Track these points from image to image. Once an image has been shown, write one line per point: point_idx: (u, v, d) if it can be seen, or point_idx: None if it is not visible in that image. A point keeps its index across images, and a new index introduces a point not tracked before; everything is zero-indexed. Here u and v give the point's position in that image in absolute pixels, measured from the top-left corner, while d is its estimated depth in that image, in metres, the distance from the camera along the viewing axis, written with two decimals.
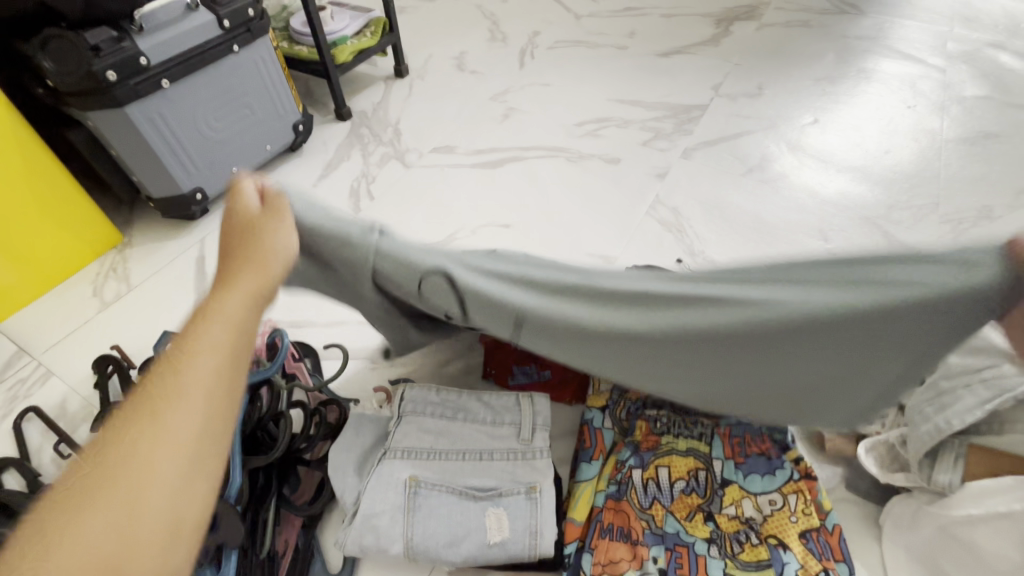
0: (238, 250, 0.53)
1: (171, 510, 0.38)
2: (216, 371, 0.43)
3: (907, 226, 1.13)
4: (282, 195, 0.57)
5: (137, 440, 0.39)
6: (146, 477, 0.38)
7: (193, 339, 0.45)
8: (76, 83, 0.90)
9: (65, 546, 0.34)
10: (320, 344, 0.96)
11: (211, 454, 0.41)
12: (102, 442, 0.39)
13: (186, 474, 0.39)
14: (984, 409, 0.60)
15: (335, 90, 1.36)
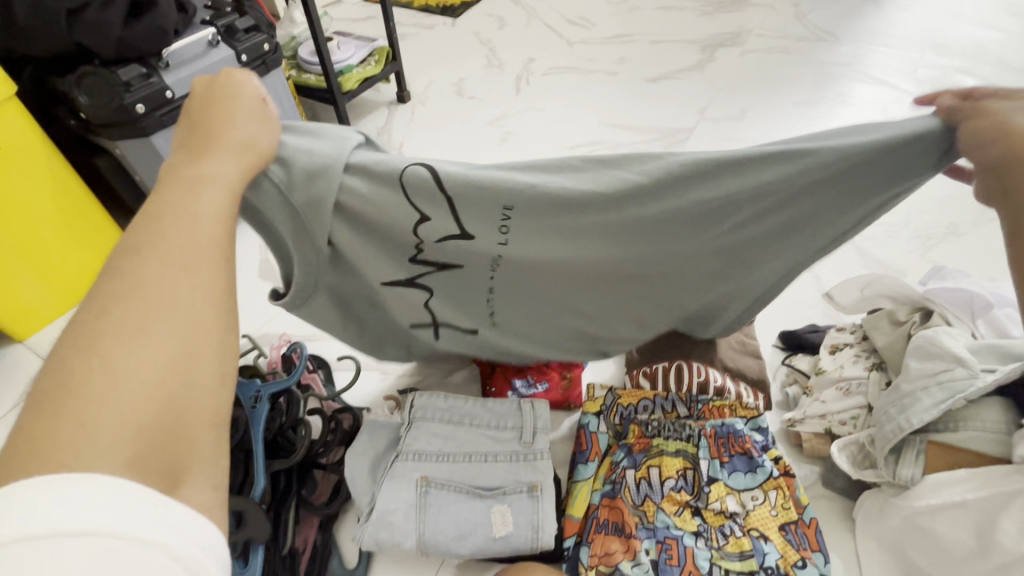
0: (208, 125, 0.48)
1: (217, 370, 0.38)
2: (221, 242, 0.42)
3: (879, 241, 1.22)
4: (247, 82, 0.52)
5: (168, 291, 0.37)
6: (187, 333, 0.36)
7: (189, 206, 0.42)
8: (105, 115, 0.96)
9: (113, 404, 0.32)
10: (333, 355, 1.02)
11: (223, 329, 0.39)
12: (109, 298, 0.36)
13: (210, 350, 0.38)
14: (939, 409, 0.67)
15: (343, 116, 1.44)
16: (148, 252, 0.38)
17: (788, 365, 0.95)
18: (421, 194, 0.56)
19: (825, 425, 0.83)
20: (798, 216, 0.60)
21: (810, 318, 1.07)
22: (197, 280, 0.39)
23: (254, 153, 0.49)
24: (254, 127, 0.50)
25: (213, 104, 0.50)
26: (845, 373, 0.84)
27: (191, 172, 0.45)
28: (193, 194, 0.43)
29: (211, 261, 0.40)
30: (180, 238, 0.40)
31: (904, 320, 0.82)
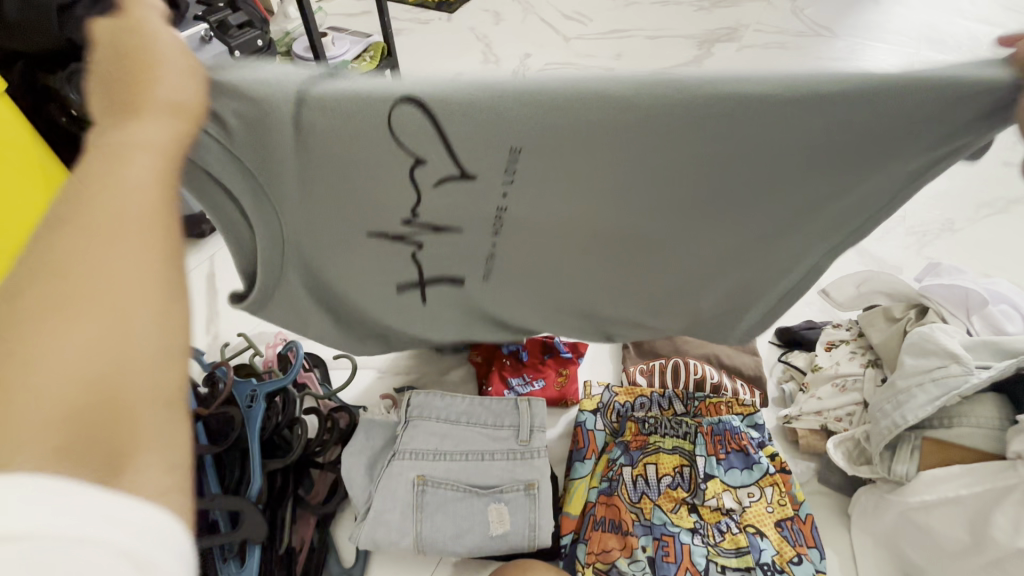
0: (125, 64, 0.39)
1: (160, 343, 0.31)
2: (162, 198, 0.35)
3: (875, 237, 1.22)
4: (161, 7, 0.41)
5: (93, 259, 0.31)
6: (115, 304, 0.30)
7: (120, 164, 0.35)
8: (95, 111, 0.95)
9: (29, 395, 0.26)
10: (329, 354, 1.02)
11: (168, 295, 0.33)
12: (24, 275, 0.30)
13: (150, 323, 0.31)
14: (934, 405, 0.68)
15: None
16: (71, 218, 0.32)
17: (784, 361, 0.96)
18: (409, 129, 0.46)
19: (821, 422, 0.83)
20: (863, 168, 0.48)
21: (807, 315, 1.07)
22: (129, 243, 0.32)
23: (188, 99, 0.40)
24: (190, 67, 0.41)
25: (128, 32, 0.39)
26: (841, 370, 0.85)
27: (119, 125, 0.37)
28: (127, 147, 0.36)
29: (149, 220, 0.34)
30: (107, 198, 0.33)
31: (900, 317, 0.82)
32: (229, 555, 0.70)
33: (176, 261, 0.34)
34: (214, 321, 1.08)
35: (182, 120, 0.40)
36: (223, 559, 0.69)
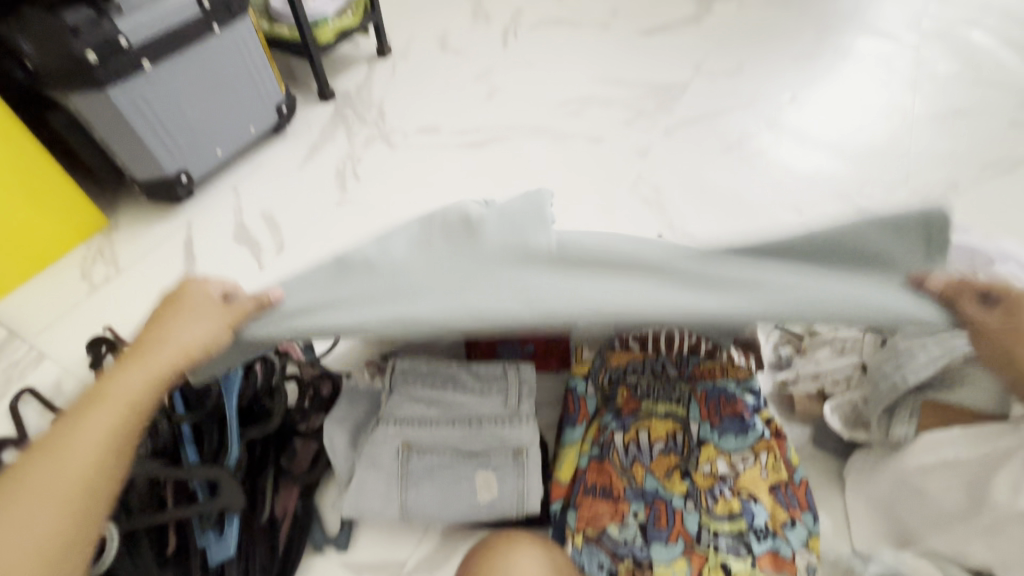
0: (167, 316, 0.56)
1: (41, 550, 0.48)
2: (97, 444, 0.51)
3: (877, 199, 1.19)
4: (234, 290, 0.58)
5: (40, 486, 0.49)
6: (27, 522, 0.48)
7: (94, 405, 0.52)
8: (62, 64, 0.92)
9: None
10: (312, 321, 0.99)
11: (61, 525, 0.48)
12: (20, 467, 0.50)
13: (37, 542, 0.47)
14: (937, 367, 0.66)
15: (318, 71, 1.35)
16: (53, 443, 0.51)
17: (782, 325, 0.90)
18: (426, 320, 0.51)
19: (818, 386, 0.81)
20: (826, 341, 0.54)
21: None
22: (64, 480, 0.49)
23: (178, 360, 0.53)
24: (199, 323, 0.54)
25: (177, 304, 0.56)
26: (840, 333, 0.82)
27: (119, 366, 0.54)
28: (105, 384, 0.53)
29: (79, 463, 0.50)
30: (68, 442, 0.51)
31: None
32: (207, 525, 0.67)
33: (87, 495, 0.50)
34: (193, 288, 1.04)
35: (156, 376, 0.53)
36: (200, 528, 0.66)
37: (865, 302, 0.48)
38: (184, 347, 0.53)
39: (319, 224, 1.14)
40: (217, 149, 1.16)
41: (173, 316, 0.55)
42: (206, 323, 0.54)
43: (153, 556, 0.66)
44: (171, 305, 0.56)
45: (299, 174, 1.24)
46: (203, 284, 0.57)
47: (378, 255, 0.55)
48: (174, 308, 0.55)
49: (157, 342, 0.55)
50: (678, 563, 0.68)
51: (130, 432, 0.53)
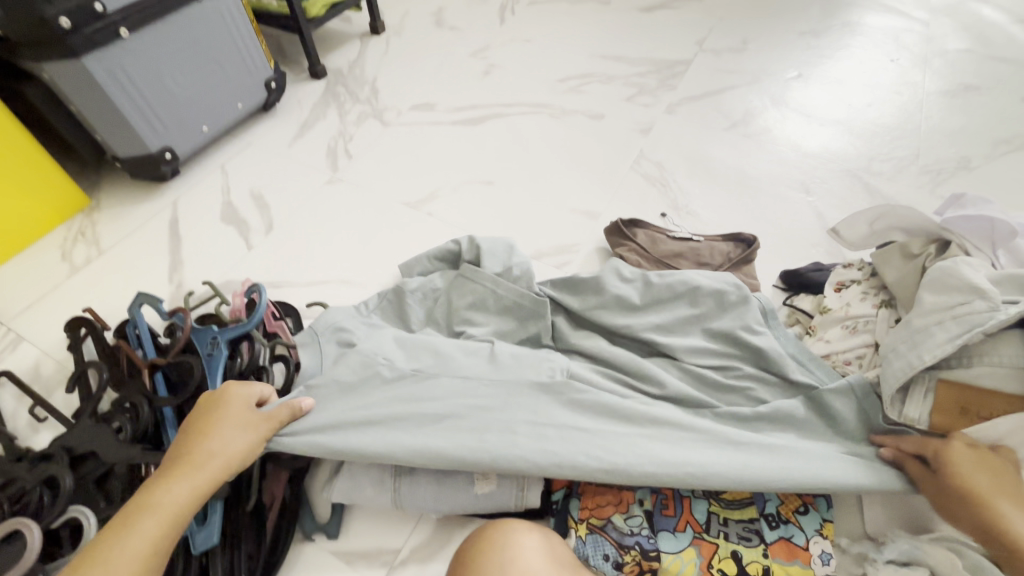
0: (210, 423, 0.61)
1: None
2: (154, 543, 0.53)
3: (887, 176, 1.15)
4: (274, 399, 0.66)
5: None
6: None
7: (147, 506, 0.54)
8: (31, 31, 0.86)
9: None
10: (302, 303, 0.95)
11: None
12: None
13: None
14: (955, 343, 0.62)
15: (308, 46, 1.30)
16: (103, 545, 0.51)
17: (790, 306, 0.90)
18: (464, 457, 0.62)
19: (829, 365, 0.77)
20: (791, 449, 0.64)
21: (814, 258, 1.02)
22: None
23: (229, 464, 0.59)
24: (249, 434, 0.61)
25: (223, 412, 0.62)
26: (851, 311, 0.79)
27: (165, 474, 0.57)
28: (154, 488, 0.56)
29: (136, 562, 0.51)
30: (121, 544, 0.51)
31: (917, 253, 0.76)
32: (190, 513, 0.63)
33: None
34: (178, 269, 1.00)
35: (208, 482, 0.57)
36: None
37: (792, 470, 0.63)
38: (238, 456, 0.60)
39: (310, 203, 1.10)
40: (203, 125, 1.12)
41: (218, 421, 0.61)
42: (257, 435, 0.62)
43: None
44: (213, 412, 0.62)
45: (288, 153, 1.19)
46: (247, 390, 0.65)
47: (405, 414, 0.65)
48: (223, 417, 0.62)
49: (202, 449, 0.59)
50: (686, 552, 0.64)
51: (171, 545, 0.54)
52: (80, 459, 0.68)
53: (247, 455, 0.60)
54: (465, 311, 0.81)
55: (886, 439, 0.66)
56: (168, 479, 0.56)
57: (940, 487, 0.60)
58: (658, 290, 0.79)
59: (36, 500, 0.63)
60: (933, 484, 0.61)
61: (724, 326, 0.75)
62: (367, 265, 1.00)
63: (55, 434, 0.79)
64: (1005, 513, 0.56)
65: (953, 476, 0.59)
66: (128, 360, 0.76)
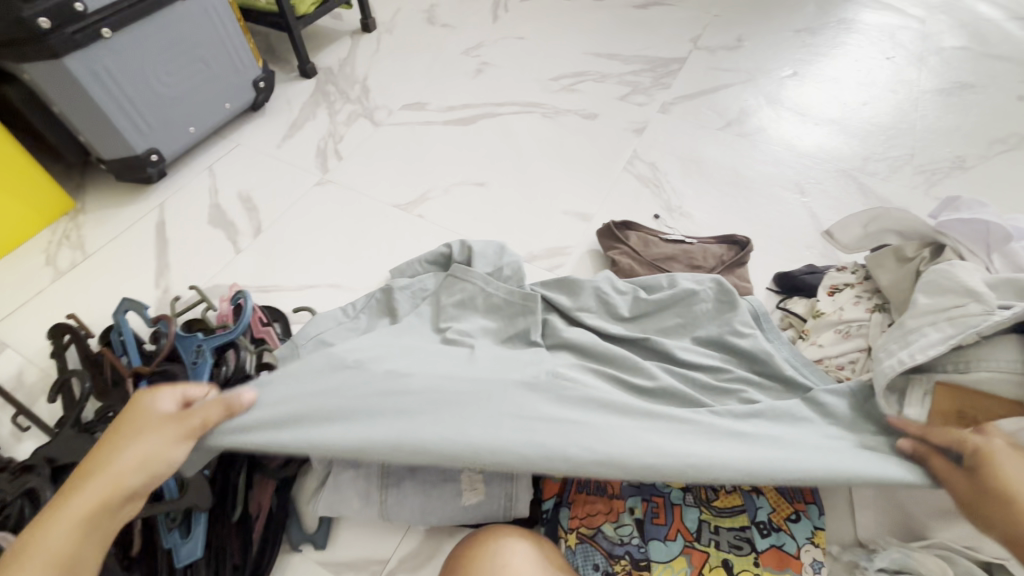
0: (110, 440, 0.53)
1: None
2: None
3: (882, 176, 1.14)
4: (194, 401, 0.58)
5: None
6: None
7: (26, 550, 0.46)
8: (7, 31, 0.84)
9: None
10: (290, 307, 0.94)
11: None
12: None
13: None
14: (946, 343, 0.61)
15: (298, 45, 1.28)
16: None
17: (783, 309, 0.90)
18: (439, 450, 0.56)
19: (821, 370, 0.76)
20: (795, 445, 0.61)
21: (808, 260, 1.01)
22: None
23: (132, 485, 0.51)
24: (152, 445, 0.53)
25: (123, 428, 0.53)
26: (845, 316, 0.79)
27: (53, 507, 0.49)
28: (36, 528, 0.48)
29: None
30: None
31: (912, 256, 0.75)
32: (174, 524, 0.62)
33: None
34: (164, 274, 0.98)
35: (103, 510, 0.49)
36: (166, 528, 0.61)
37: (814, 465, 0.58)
38: (135, 473, 0.51)
39: (299, 205, 1.09)
40: (190, 127, 1.10)
41: (116, 441, 0.52)
42: (168, 447, 0.53)
43: (115, 557, 0.61)
44: (117, 427, 0.54)
45: (277, 154, 1.18)
46: (153, 397, 0.56)
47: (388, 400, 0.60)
48: (123, 433, 0.53)
49: (94, 474, 0.50)
50: (677, 562, 0.64)
51: None
52: (62, 471, 0.66)
53: (152, 466, 0.52)
54: (453, 307, 0.79)
55: (909, 432, 0.61)
56: (44, 523, 0.48)
57: (967, 482, 0.54)
58: (647, 300, 0.80)
59: (16, 514, 0.62)
60: (962, 476, 0.55)
61: (711, 332, 0.76)
62: (357, 268, 0.99)
63: (38, 443, 0.78)
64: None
65: (985, 473, 0.53)
66: (111, 368, 0.75)
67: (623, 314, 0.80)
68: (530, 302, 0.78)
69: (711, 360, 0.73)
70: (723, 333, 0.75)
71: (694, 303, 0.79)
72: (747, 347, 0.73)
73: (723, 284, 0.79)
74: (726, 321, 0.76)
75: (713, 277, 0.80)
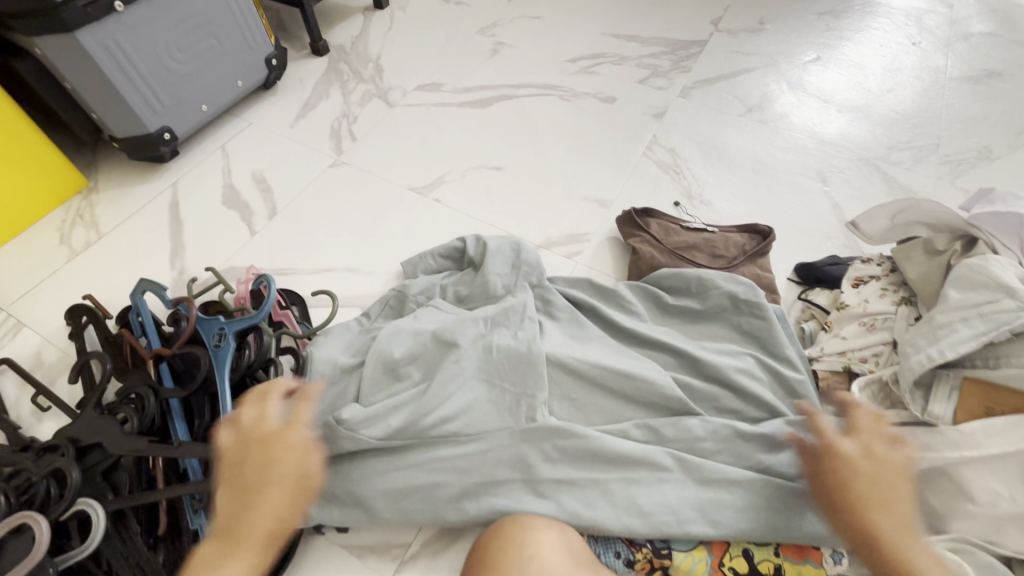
0: (275, 449, 0.56)
1: None
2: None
3: (906, 166, 1.12)
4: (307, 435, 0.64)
5: None
6: None
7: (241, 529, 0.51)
8: (17, 2, 0.82)
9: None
10: (307, 291, 0.94)
11: None
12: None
13: None
14: (979, 340, 0.61)
15: (310, 21, 1.24)
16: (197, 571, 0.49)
17: (805, 300, 0.89)
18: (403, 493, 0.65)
19: (844, 362, 0.75)
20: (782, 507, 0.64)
21: (830, 251, 1.00)
22: None
23: (303, 486, 0.56)
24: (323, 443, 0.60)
25: (282, 434, 0.57)
26: (870, 308, 0.77)
27: (245, 508, 0.52)
28: (239, 523, 0.51)
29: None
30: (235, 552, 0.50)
31: (942, 250, 0.74)
32: (199, 506, 0.65)
33: None
34: (179, 254, 0.97)
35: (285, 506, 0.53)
36: (193, 510, 0.65)
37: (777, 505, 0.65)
38: (291, 521, 0.54)
39: (314, 187, 1.07)
40: (202, 105, 1.08)
41: (295, 491, 0.55)
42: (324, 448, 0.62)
43: (143, 536, 0.64)
44: (272, 436, 0.57)
45: (291, 135, 1.16)
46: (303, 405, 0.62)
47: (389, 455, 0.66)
48: (274, 480, 0.54)
49: (276, 469, 0.55)
50: (697, 551, 0.64)
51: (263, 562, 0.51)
52: (84, 451, 0.67)
53: (308, 495, 0.56)
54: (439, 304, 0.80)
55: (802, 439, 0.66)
56: (252, 513, 0.52)
57: (890, 470, 0.58)
58: (671, 305, 0.81)
59: (41, 494, 0.62)
60: (891, 470, 0.58)
61: (742, 348, 0.76)
62: (374, 252, 0.98)
63: (59, 423, 0.78)
64: (882, 529, 0.54)
65: (836, 478, 0.59)
66: (131, 349, 0.74)
67: (641, 318, 0.80)
68: (509, 315, 0.74)
69: (737, 364, 0.73)
70: (759, 353, 0.75)
71: (736, 316, 0.78)
72: (787, 371, 0.73)
73: (754, 296, 0.78)
74: (762, 341, 0.76)
75: (748, 283, 0.79)
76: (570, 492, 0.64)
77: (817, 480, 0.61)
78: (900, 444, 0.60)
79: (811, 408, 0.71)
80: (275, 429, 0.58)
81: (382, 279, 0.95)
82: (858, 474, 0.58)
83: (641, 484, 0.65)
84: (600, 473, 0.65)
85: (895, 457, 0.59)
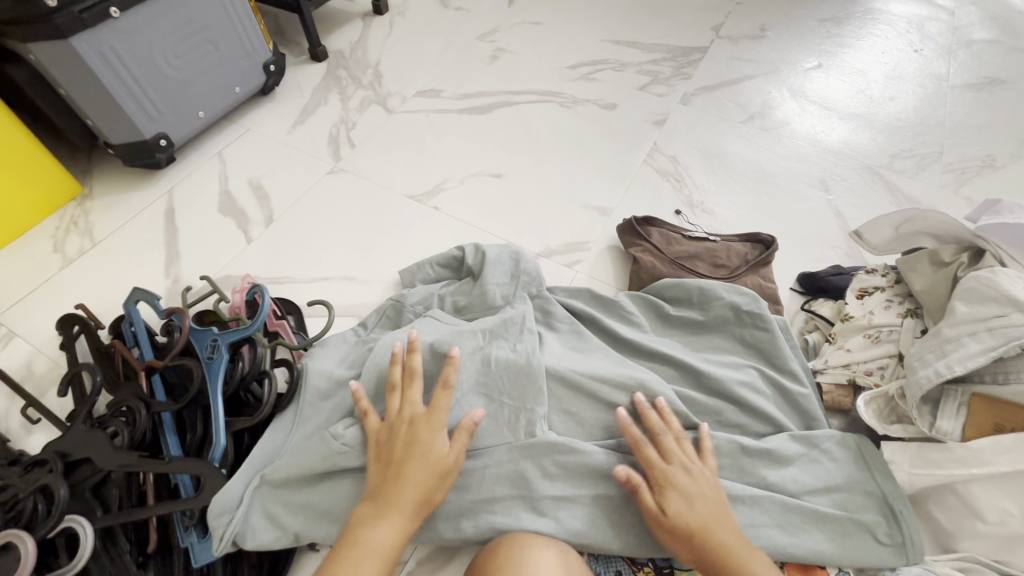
0: (420, 428, 0.62)
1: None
2: (390, 535, 0.56)
3: (909, 174, 1.11)
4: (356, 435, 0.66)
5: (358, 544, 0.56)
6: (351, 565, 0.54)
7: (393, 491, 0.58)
8: (11, 8, 0.81)
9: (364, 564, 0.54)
10: (303, 300, 0.92)
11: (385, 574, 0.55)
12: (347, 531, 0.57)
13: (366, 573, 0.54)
14: (988, 356, 0.59)
15: (308, 27, 1.23)
16: (361, 518, 0.57)
17: (808, 311, 0.88)
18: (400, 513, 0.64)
19: (849, 375, 0.74)
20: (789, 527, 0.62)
21: (834, 260, 0.99)
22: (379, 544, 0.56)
23: (443, 466, 0.60)
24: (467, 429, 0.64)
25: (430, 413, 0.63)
26: (875, 320, 0.76)
27: (394, 474, 0.59)
28: (393, 486, 0.58)
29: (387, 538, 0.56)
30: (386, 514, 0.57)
31: (949, 261, 0.72)
32: (190, 523, 0.63)
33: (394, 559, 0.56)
34: (174, 262, 0.96)
35: (424, 480, 0.59)
36: (184, 527, 0.63)
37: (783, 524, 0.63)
38: (434, 495, 0.59)
39: (311, 194, 1.06)
40: (199, 111, 1.07)
41: (437, 469, 0.59)
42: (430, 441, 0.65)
43: (132, 554, 0.62)
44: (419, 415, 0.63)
45: (288, 141, 1.15)
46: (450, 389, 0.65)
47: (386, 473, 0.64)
48: (419, 453, 0.60)
49: (424, 443, 0.61)
50: None
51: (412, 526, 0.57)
52: (73, 466, 0.65)
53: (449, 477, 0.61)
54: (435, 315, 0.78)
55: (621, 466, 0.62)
56: (403, 477, 0.59)
57: (715, 488, 0.60)
58: (673, 316, 0.80)
59: (28, 511, 0.60)
60: (710, 483, 0.60)
61: (745, 361, 0.75)
62: (371, 260, 0.97)
63: (49, 435, 0.77)
64: (723, 542, 0.56)
65: (673, 500, 0.59)
66: (122, 360, 0.73)
67: (642, 329, 0.79)
68: (508, 327, 0.73)
69: (740, 376, 0.71)
70: (761, 365, 0.74)
71: (739, 327, 0.77)
72: (790, 384, 0.72)
73: (757, 307, 0.76)
74: (765, 353, 0.75)
75: (750, 293, 0.78)
76: (569, 509, 0.63)
77: (655, 510, 0.59)
78: (708, 450, 0.64)
79: (815, 422, 0.70)
80: (424, 409, 0.63)
81: (379, 288, 0.94)
82: (701, 492, 0.59)
83: (642, 500, 0.64)
84: (600, 490, 0.64)
85: (705, 467, 0.62)
